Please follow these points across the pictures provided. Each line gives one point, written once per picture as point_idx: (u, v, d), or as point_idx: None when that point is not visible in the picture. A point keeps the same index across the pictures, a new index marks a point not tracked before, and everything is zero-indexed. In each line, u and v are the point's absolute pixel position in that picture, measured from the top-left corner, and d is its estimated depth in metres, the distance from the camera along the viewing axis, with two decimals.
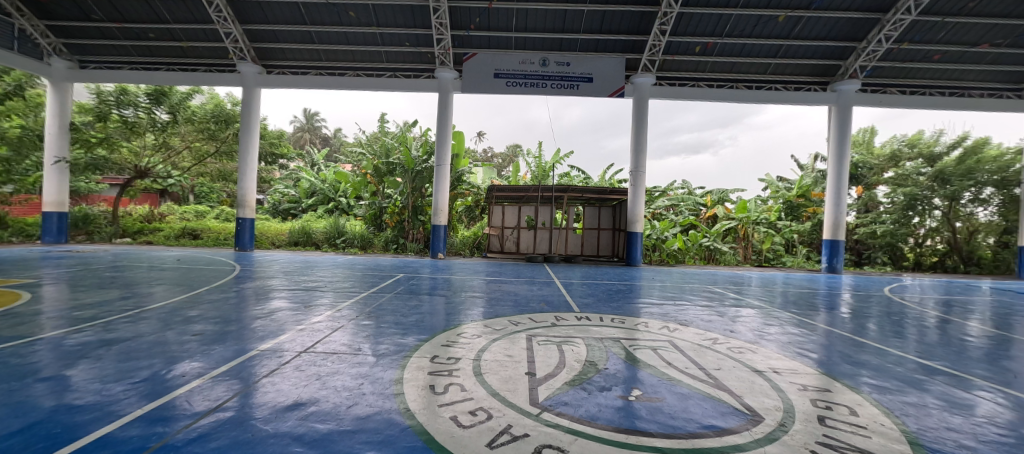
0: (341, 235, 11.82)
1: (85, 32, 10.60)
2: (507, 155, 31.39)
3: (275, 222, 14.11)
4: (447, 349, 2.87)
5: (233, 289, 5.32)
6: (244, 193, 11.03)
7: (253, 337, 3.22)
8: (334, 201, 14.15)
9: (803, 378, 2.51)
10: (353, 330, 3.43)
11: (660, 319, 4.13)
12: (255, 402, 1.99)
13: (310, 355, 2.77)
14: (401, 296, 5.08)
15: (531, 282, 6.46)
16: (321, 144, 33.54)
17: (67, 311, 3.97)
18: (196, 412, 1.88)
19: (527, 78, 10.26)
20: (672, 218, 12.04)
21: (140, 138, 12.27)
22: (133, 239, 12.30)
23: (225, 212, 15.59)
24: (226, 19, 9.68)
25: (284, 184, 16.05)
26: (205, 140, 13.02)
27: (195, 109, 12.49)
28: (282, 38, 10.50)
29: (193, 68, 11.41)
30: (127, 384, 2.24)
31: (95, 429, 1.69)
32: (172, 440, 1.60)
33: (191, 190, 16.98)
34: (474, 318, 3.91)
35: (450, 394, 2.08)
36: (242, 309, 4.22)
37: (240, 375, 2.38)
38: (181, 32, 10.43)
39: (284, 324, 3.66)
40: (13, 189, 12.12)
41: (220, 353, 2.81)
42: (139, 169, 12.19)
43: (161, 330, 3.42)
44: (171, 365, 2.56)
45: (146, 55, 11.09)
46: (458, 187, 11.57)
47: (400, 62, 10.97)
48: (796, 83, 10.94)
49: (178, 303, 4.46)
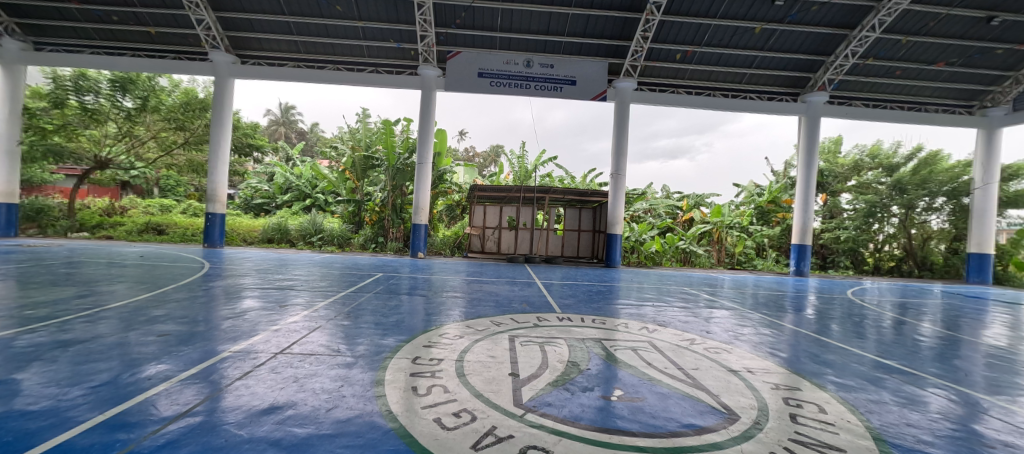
0: (317, 232, 11.43)
1: (41, 12, 9.96)
2: (488, 154, 31.69)
3: (247, 217, 13.57)
4: (429, 350, 2.83)
5: (201, 287, 5.11)
6: (214, 187, 10.54)
7: (223, 338, 3.08)
8: (310, 197, 13.82)
9: (774, 377, 2.61)
10: (331, 331, 3.35)
11: (639, 320, 4.22)
12: (228, 407, 1.90)
13: (286, 356, 2.69)
14: (381, 296, 4.98)
15: (512, 283, 6.48)
16: (297, 138, 32.58)
17: (17, 310, 3.70)
18: (163, 417, 1.79)
19: (511, 79, 10.27)
20: (650, 221, 12.35)
21: (101, 127, 11.50)
22: (92, 233, 11.54)
23: (193, 206, 14.79)
24: (198, 6, 9.23)
25: (258, 179, 15.49)
26: (173, 130, 12.04)
27: (167, 99, 11.80)
28: (259, 27, 10.12)
29: (161, 55, 10.79)
30: (86, 388, 2.10)
31: (52, 436, 1.59)
32: (138, 447, 1.52)
33: (156, 182, 16.10)
34: (456, 318, 3.88)
35: (433, 395, 2.06)
36: (211, 309, 4.03)
37: (210, 378, 2.27)
38: (148, 17, 9.91)
39: (257, 324, 3.53)
40: None
41: (188, 355, 2.68)
42: (99, 159, 11.42)
43: (123, 330, 3.23)
44: (136, 368, 2.42)
45: (109, 40, 10.48)
46: (440, 186, 11.50)
47: (382, 57, 10.76)
48: (769, 93, 11.41)
49: (141, 302, 4.22)
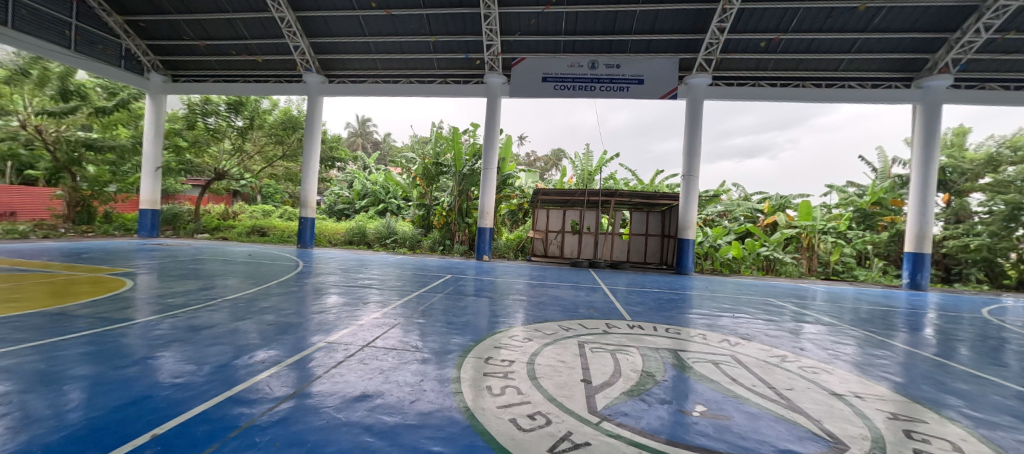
0: (391, 235, 12.27)
1: (177, 50, 11.98)
2: (549, 158, 31.80)
3: (331, 221, 15.02)
4: (499, 351, 2.89)
5: (296, 283, 5.74)
6: (306, 194, 11.78)
7: (318, 330, 3.44)
8: (384, 203, 14.98)
9: (889, 406, 2.26)
10: (407, 327, 3.57)
11: (717, 332, 3.91)
12: (325, 392, 2.11)
13: (371, 349, 2.91)
14: (450, 296, 5.20)
15: (576, 288, 6.38)
16: (372, 148, 35.42)
17: (160, 298, 4.47)
18: (276, 396, 2.05)
19: (576, 82, 10.15)
20: (726, 224, 11.48)
21: (219, 144, 13.45)
22: (212, 234, 13.54)
23: (288, 211, 16.72)
24: (295, 34, 10.50)
25: (340, 186, 17.05)
26: (274, 145, 13.81)
27: (269, 117, 13.59)
28: (343, 49, 11.20)
29: (265, 80, 12.47)
30: (214, 367, 2.47)
31: (195, 405, 1.90)
32: (257, 422, 1.75)
33: (259, 190, 18.49)
34: (523, 321, 3.91)
35: (507, 396, 2.10)
36: (305, 303, 4.52)
37: (310, 365, 2.55)
38: (256, 47, 11.45)
39: (343, 318, 3.88)
40: (116, 189, 13.04)
41: (291, 344, 3.03)
42: (218, 171, 13.43)
43: (238, 319, 3.74)
44: (251, 352, 2.80)
45: (226, 69, 12.31)
46: (504, 190, 11.73)
47: (450, 68, 11.31)
48: (873, 80, 10.00)
49: (250, 295, 4.86)
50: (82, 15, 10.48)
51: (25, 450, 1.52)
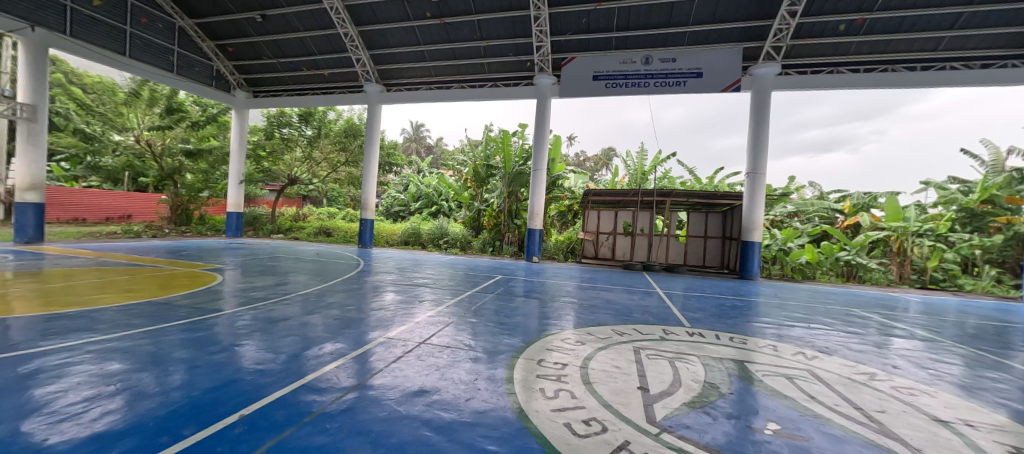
0: (443, 236, 12.70)
1: (258, 69, 13.36)
2: (599, 158, 31.25)
3: (389, 223, 15.88)
4: (552, 354, 2.86)
5: (358, 281, 6.13)
6: (366, 197, 12.55)
7: (378, 326, 3.64)
8: (437, 204, 15.59)
9: (1013, 439, 1.91)
10: (460, 327, 3.66)
11: (789, 343, 3.58)
12: (386, 385, 2.22)
13: (427, 346, 3.03)
14: (500, 297, 5.26)
15: (629, 291, 6.17)
16: (425, 152, 37.03)
17: (244, 292, 4.99)
18: (343, 386, 2.20)
19: (628, 79, 9.85)
20: (797, 226, 10.50)
21: (291, 151, 14.59)
22: (286, 235, 14.90)
23: (350, 213, 17.95)
24: (357, 47, 11.27)
25: (396, 190, 17.99)
26: (338, 152, 14.88)
27: (334, 126, 14.70)
28: (400, 59, 11.82)
29: (331, 91, 13.55)
30: (290, 357, 2.71)
31: (275, 391, 2.09)
32: (327, 410, 1.89)
33: (326, 194, 20.06)
34: (574, 324, 3.85)
35: (561, 399, 2.07)
36: (366, 300, 4.81)
37: (372, 358, 2.71)
38: (323, 61, 12.47)
39: (400, 315, 4.08)
40: (208, 194, 14.75)
41: (355, 338, 3.23)
42: (291, 177, 14.75)
43: (309, 313, 4.08)
44: (321, 344, 3.03)
45: (299, 83, 13.54)
46: (553, 191, 11.61)
47: (500, 71, 11.49)
48: (984, 59, 8.61)
49: (318, 291, 5.27)
50: (183, 43, 12.04)
51: (142, 422, 1.77)
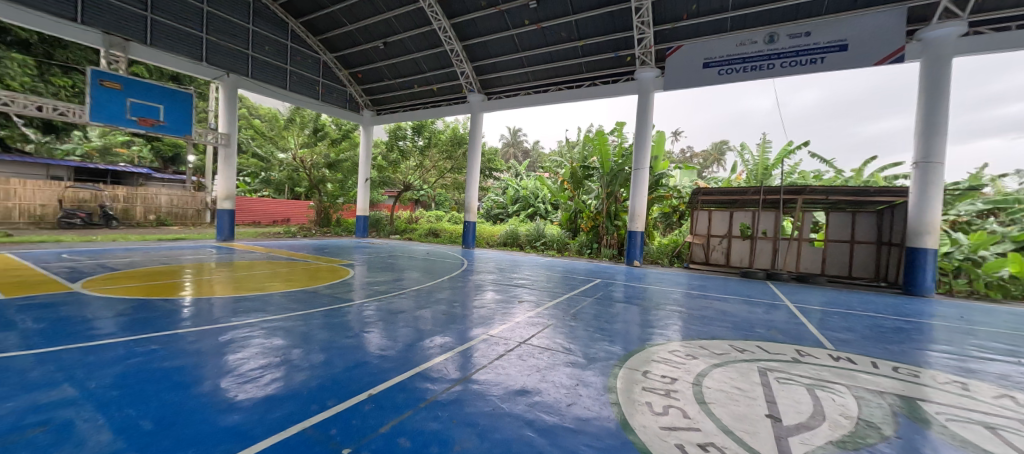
0: (540, 238, 12.91)
1: (381, 90, 15.34)
2: (709, 153, 28.44)
3: (489, 225, 16.76)
4: (658, 366, 2.67)
5: (462, 280, 6.59)
6: (469, 201, 13.45)
7: (481, 323, 3.86)
8: (534, 207, 15.95)
9: None
10: (559, 329, 3.67)
11: (987, 382, 2.74)
12: (490, 381, 2.34)
13: (527, 346, 3.10)
14: (599, 301, 5.12)
15: (748, 303, 5.44)
16: (522, 157, 38.20)
17: (370, 285, 5.77)
18: (452, 377, 2.39)
19: (747, 62, 8.68)
20: (997, 229, 8.00)
21: (407, 160, 16.21)
22: (402, 236, 16.81)
23: (455, 216, 19.46)
24: (461, 61, 12.17)
25: (496, 193, 18.90)
26: (445, 159, 16.22)
27: (441, 136, 16.14)
28: (500, 68, 12.40)
29: (439, 104, 14.87)
30: (407, 346, 3.04)
31: (395, 376, 2.38)
32: (438, 398, 2.08)
33: (434, 199, 22.13)
34: (682, 336, 3.54)
35: (671, 417, 1.92)
36: (469, 298, 5.14)
37: (477, 354, 2.88)
38: (433, 77, 13.80)
39: (501, 314, 4.26)
40: (343, 201, 17.44)
41: (461, 333, 3.48)
42: (406, 184, 16.59)
43: (421, 307, 4.53)
44: (432, 337, 3.33)
45: (413, 99, 15.19)
46: (656, 191, 10.85)
47: (598, 69, 11.19)
48: None
49: (429, 287, 5.82)
50: (326, 74, 14.59)
51: (299, 390, 2.18)
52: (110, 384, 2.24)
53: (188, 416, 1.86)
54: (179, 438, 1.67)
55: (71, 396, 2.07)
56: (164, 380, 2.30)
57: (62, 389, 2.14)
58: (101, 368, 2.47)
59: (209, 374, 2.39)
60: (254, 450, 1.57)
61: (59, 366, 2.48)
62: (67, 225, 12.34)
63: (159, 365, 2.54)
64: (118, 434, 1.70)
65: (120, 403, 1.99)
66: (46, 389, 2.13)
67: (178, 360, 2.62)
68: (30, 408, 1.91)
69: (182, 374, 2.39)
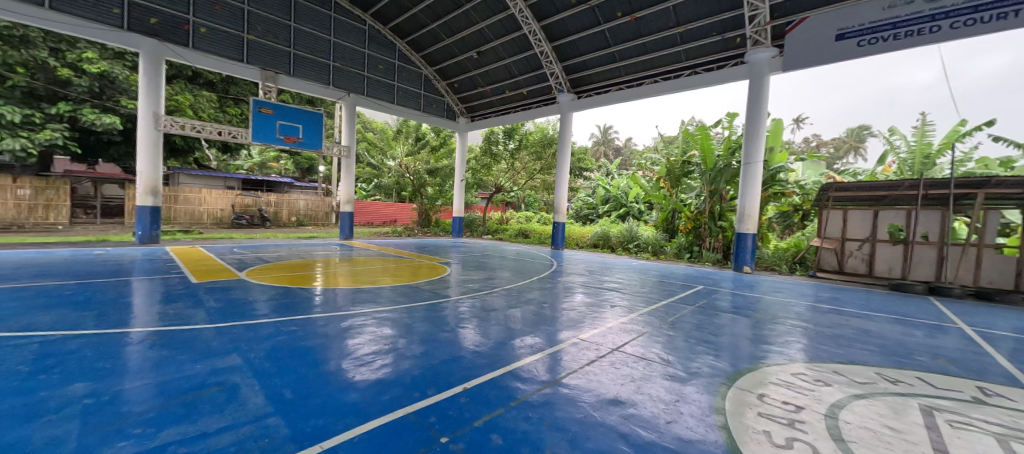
0: (633, 240, 12.32)
1: (475, 97, 16.22)
2: (844, 141, 23.98)
3: (578, 226, 16.56)
4: (777, 390, 2.34)
5: (551, 281, 6.63)
6: (558, 202, 13.49)
7: (572, 326, 3.84)
8: (626, 208, 15.34)
9: None
10: (655, 338, 3.46)
11: None
12: (581, 387, 2.31)
13: (620, 354, 2.99)
14: (701, 310, 4.68)
15: (902, 322, 4.44)
16: (613, 155, 36.91)
17: (465, 283, 6.16)
18: (543, 379, 2.42)
19: (899, 27, 7.11)
20: None
21: (498, 164, 16.92)
22: (494, 236, 17.58)
23: (544, 217, 19.68)
24: (551, 62, 12.23)
25: (585, 193, 18.58)
26: (535, 161, 16.49)
27: (531, 138, 16.45)
28: (590, 65, 12.16)
29: (529, 106, 15.17)
30: (500, 344, 3.17)
31: (487, 373, 2.50)
32: (529, 399, 2.13)
33: (524, 200, 22.72)
34: (808, 357, 3.05)
35: (795, 452, 1.66)
36: (559, 300, 5.15)
37: (568, 358, 2.87)
38: (524, 81, 14.16)
39: (592, 318, 4.18)
40: (442, 203, 18.92)
41: (551, 335, 3.51)
42: (497, 186, 17.28)
43: (512, 306, 4.68)
44: (523, 336, 3.42)
45: (504, 103, 15.74)
46: (771, 188, 9.51)
47: (700, 56, 10.23)
48: None
49: (519, 287, 5.98)
50: (428, 87, 16.03)
51: (404, 376, 2.44)
52: (264, 356, 2.79)
53: (318, 390, 2.22)
54: (312, 408, 2.00)
55: (239, 364, 2.63)
56: (301, 357, 2.77)
57: (234, 357, 2.73)
58: (258, 342, 3.09)
59: (333, 355, 2.81)
60: (368, 427, 1.81)
61: (232, 339, 3.17)
62: (237, 225, 15.81)
63: (298, 343, 3.08)
64: (269, 399, 2.11)
65: (270, 373, 2.47)
66: (223, 357, 2.74)
67: (311, 340, 3.15)
68: (213, 371, 2.48)
69: (314, 353, 2.86)
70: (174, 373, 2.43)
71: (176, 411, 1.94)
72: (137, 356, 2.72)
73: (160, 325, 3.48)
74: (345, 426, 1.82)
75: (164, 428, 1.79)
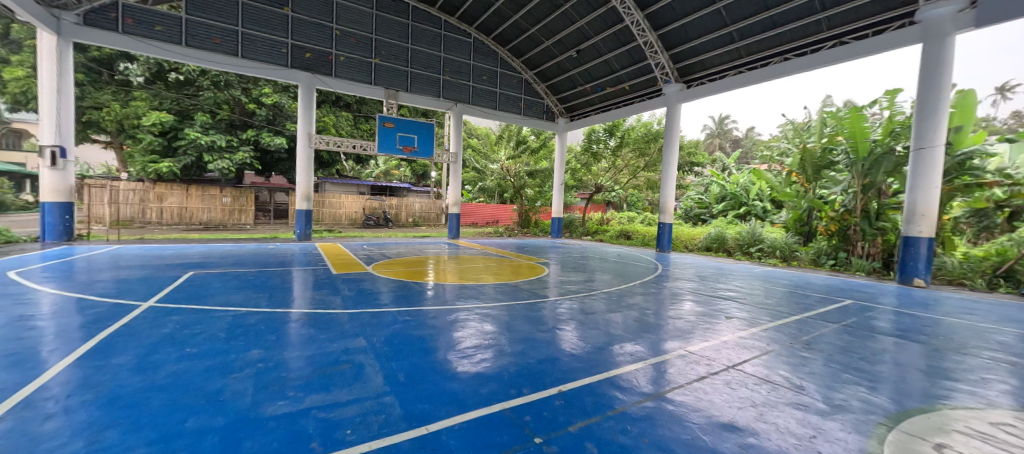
0: (757, 243, 10.81)
1: (575, 96, 16.02)
2: None
3: (688, 226, 15.18)
4: (965, 442, 1.83)
5: (656, 285, 6.24)
6: (664, 201, 12.54)
7: (679, 336, 3.56)
8: (746, 206, 13.65)
9: None
10: (783, 359, 3.00)
11: None
12: (689, 405, 2.14)
13: (738, 373, 2.68)
14: (849, 330, 3.89)
15: None
16: (731, 147, 32.83)
17: (564, 284, 6.18)
18: (644, 391, 2.32)
19: None
20: None
21: (598, 163, 16.50)
22: (594, 237, 17.19)
23: (648, 217, 18.56)
24: (656, 51, 11.45)
25: (696, 191, 16.92)
26: (638, 157, 15.76)
27: (632, 134, 15.70)
28: (702, 50, 11.01)
29: (631, 101, 14.37)
30: (599, 349, 3.12)
31: (584, 378, 2.49)
32: (628, 411, 2.06)
33: (626, 200, 21.90)
34: (1019, 403, 2.30)
35: None
36: (665, 306, 4.82)
37: (674, 371, 2.68)
38: (625, 75, 13.56)
39: (704, 329, 3.81)
40: (541, 204, 19.26)
41: (655, 344, 3.31)
42: (597, 185, 16.80)
43: (613, 310, 4.54)
44: (624, 343, 3.30)
45: (604, 100, 15.22)
46: (957, 178, 7.37)
47: (847, 23, 8.55)
48: None
49: (620, 291, 5.77)
50: (528, 90, 16.49)
51: (502, 372, 2.59)
52: (384, 341, 3.25)
53: (425, 376, 2.51)
54: (421, 392, 2.27)
55: (365, 345, 3.12)
56: (413, 344, 3.16)
57: (362, 340, 3.25)
58: (380, 328, 3.61)
59: (439, 345, 3.13)
60: (466, 417, 1.98)
61: (360, 323, 3.76)
62: (367, 225, 18.59)
63: (411, 332, 3.51)
64: (386, 379, 2.46)
65: (388, 356, 2.87)
66: (354, 338, 3.27)
67: (422, 330, 3.55)
68: (346, 350, 3.00)
69: (424, 342, 3.23)
70: (318, 348, 3.01)
71: (319, 381, 2.41)
72: (294, 332, 3.43)
73: (311, 308, 4.31)
74: (448, 413, 2.02)
75: (311, 394, 2.23)
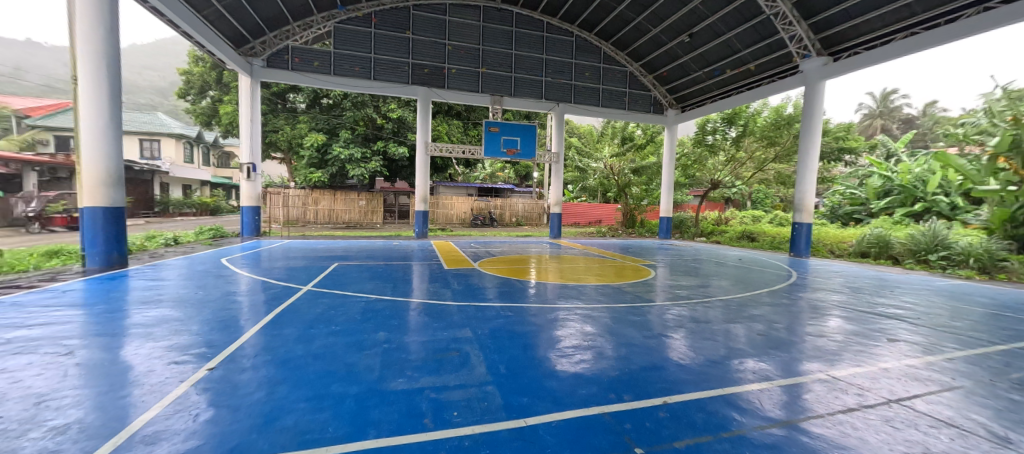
0: (940, 248, 8.44)
1: (687, 85, 14.60)
2: None
3: (834, 227, 12.64)
4: None
5: (788, 295, 5.38)
6: (801, 197, 10.60)
7: (818, 357, 3.05)
8: (924, 202, 10.89)
9: None
10: (977, 400, 2.34)
11: None
12: (828, 439, 1.84)
13: (903, 409, 2.18)
14: None
15: None
16: (902, 128, 26.13)
17: (672, 289, 5.77)
18: (769, 415, 2.07)
19: None
20: None
21: (714, 156, 14.92)
22: (709, 238, 15.52)
23: (780, 217, 16.05)
24: (791, 23, 9.89)
25: (847, 184, 13.97)
26: (765, 148, 14.02)
27: (759, 121, 13.81)
28: (856, 12, 9.02)
29: (758, 83, 12.54)
30: (713, 362, 2.87)
31: (695, 392, 2.33)
32: (748, 435, 1.87)
33: (750, 196, 19.48)
34: None
35: None
36: (799, 320, 4.15)
37: (809, 397, 2.32)
38: (750, 55, 11.92)
39: (854, 352, 3.18)
40: (647, 202, 18.18)
41: (785, 363, 2.90)
42: (713, 181, 15.11)
43: (731, 321, 4.09)
44: (745, 359, 2.97)
45: (723, 86, 13.59)
46: None
47: None
48: None
49: (741, 299, 5.14)
50: (634, 84, 15.74)
51: (601, 375, 2.59)
52: (488, 334, 3.52)
53: (526, 371, 2.66)
54: (520, 386, 2.42)
55: (471, 336, 3.43)
56: (514, 339, 3.35)
57: (469, 331, 3.57)
58: (484, 321, 3.91)
59: (539, 342, 3.26)
60: (564, 415, 2.05)
61: (468, 315, 4.13)
62: (475, 224, 19.91)
63: (513, 327, 3.72)
64: (489, 370, 2.68)
65: (491, 348, 3.11)
66: (461, 329, 3.62)
67: (523, 327, 3.73)
68: (455, 339, 3.35)
69: (524, 338, 3.40)
70: (431, 335, 3.42)
71: (433, 364, 2.76)
72: (413, 319, 3.96)
73: (427, 299, 4.89)
74: (546, 409, 2.12)
75: (425, 375, 2.57)
